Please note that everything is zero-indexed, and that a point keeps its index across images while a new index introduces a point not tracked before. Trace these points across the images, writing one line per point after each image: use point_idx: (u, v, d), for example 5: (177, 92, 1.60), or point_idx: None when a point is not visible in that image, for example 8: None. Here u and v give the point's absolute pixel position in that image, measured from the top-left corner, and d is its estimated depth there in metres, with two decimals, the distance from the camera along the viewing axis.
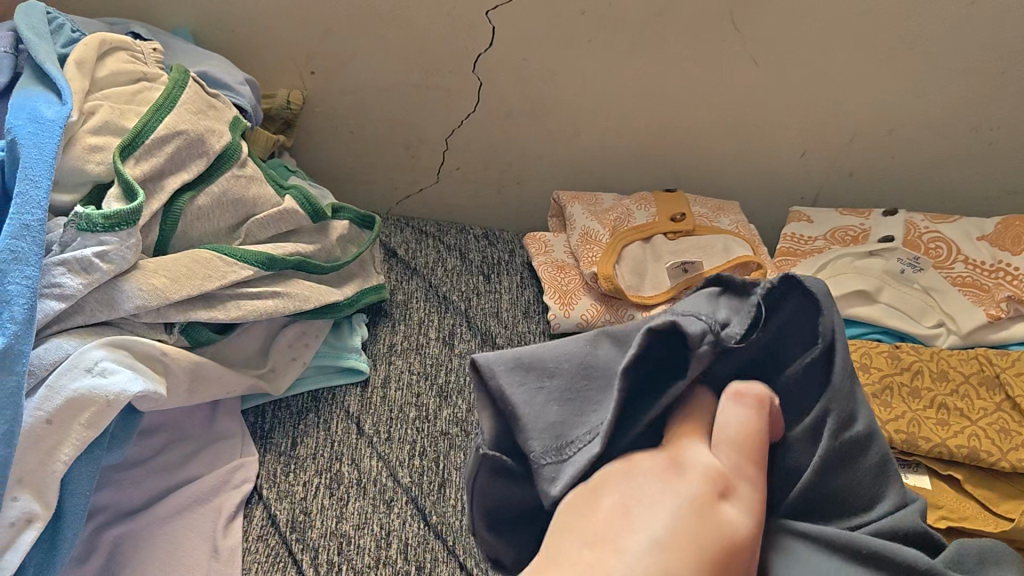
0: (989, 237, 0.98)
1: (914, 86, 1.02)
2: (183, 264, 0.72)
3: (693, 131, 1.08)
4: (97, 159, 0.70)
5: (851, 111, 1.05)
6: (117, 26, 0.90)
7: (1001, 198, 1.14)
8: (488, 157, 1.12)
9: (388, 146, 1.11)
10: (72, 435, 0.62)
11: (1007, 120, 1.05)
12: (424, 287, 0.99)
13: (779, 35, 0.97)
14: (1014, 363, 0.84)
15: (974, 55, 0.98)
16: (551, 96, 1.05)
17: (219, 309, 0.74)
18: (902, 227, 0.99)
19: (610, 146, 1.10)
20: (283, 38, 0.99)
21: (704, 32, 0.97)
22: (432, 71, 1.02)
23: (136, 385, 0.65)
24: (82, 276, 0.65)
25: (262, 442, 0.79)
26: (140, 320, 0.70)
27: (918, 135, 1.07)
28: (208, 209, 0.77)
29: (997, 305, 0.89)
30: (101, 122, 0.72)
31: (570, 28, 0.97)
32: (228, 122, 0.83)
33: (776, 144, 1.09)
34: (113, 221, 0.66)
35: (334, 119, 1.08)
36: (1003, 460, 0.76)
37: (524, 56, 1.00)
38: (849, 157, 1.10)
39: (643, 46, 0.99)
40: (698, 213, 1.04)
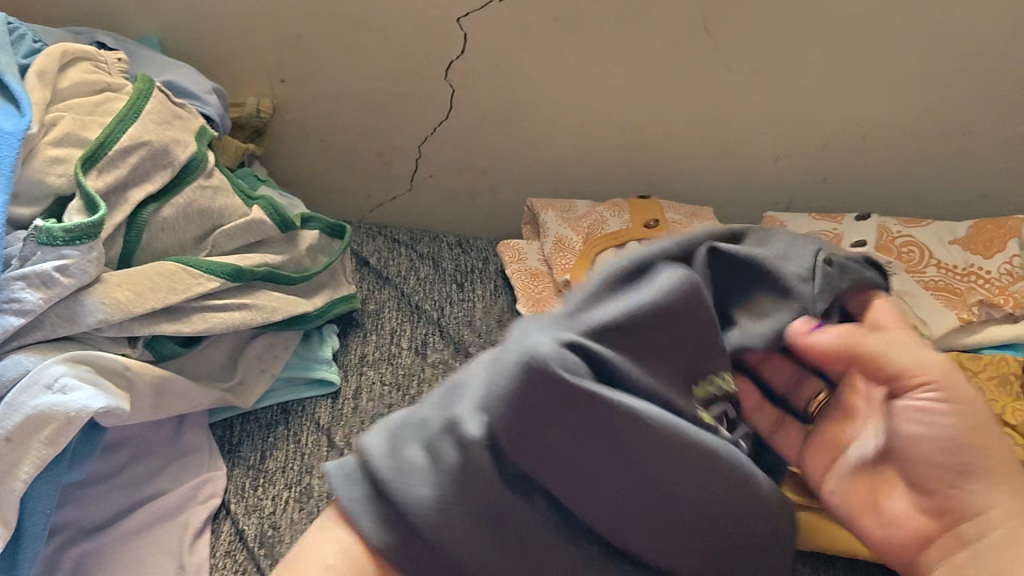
0: (961, 240, 0.97)
1: (886, 91, 1.02)
2: (147, 277, 0.71)
3: (666, 137, 1.08)
4: (58, 170, 0.69)
5: (823, 116, 1.05)
6: (82, 35, 0.89)
7: (972, 202, 1.14)
8: (461, 165, 1.12)
9: (359, 154, 1.10)
10: (32, 453, 0.61)
11: (979, 124, 1.05)
12: (396, 295, 0.98)
13: (750, 41, 0.97)
14: (986, 366, 0.84)
15: (944, 61, 0.99)
16: (523, 103, 1.04)
17: (184, 322, 0.74)
18: (875, 232, 0.99)
19: (584, 152, 1.10)
20: (254, 46, 0.99)
21: (676, 38, 0.97)
22: (404, 78, 1.02)
23: (97, 401, 0.63)
24: (43, 291, 0.64)
25: (230, 457, 0.78)
26: (103, 335, 0.69)
27: (890, 140, 1.07)
28: (174, 220, 0.76)
29: (969, 309, 0.89)
30: (62, 134, 0.71)
31: (543, 34, 0.97)
32: (194, 131, 0.82)
33: (748, 149, 1.09)
34: (73, 234, 0.65)
35: (305, 126, 1.07)
36: None
37: (497, 62, 1.00)
38: (821, 163, 1.10)
39: (616, 52, 0.99)
40: (672, 220, 1.03)
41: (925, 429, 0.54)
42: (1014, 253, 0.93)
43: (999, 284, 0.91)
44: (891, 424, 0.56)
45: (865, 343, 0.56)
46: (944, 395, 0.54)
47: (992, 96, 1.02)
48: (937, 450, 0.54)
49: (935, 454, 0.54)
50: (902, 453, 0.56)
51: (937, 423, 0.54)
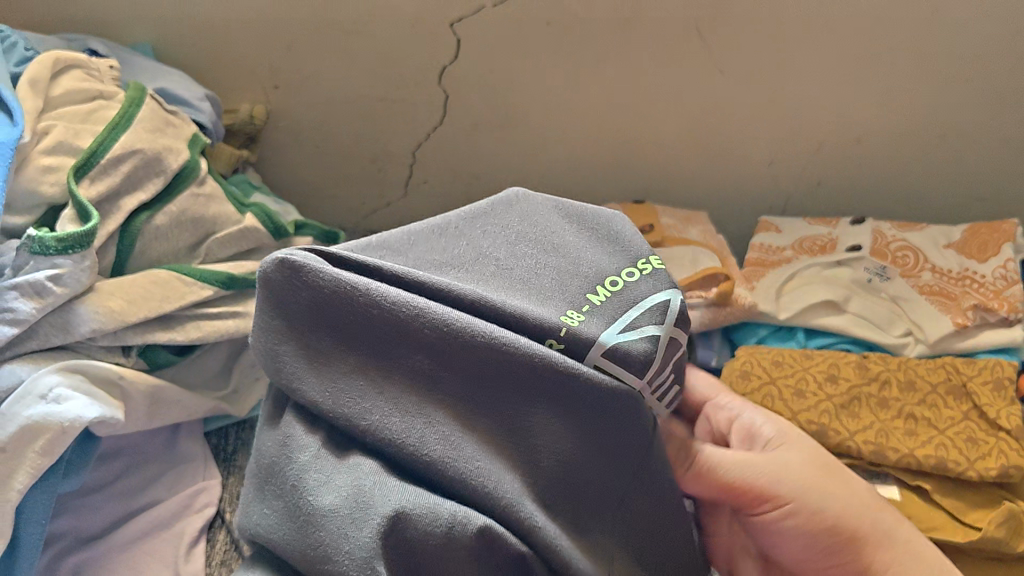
0: (956, 245, 0.97)
1: (879, 95, 1.02)
2: (141, 285, 0.71)
3: (660, 142, 1.08)
4: (51, 179, 0.69)
5: (816, 120, 1.05)
6: (74, 42, 0.89)
7: (965, 205, 1.14)
8: (456, 171, 1.11)
9: (353, 160, 1.10)
10: (26, 463, 0.61)
11: (973, 127, 1.05)
12: None
13: (743, 45, 0.97)
14: (980, 370, 0.85)
15: (937, 65, 0.99)
16: (517, 108, 1.04)
17: (177, 331, 0.73)
18: (870, 236, 0.99)
19: (578, 157, 1.10)
20: (247, 52, 0.98)
21: (669, 43, 0.97)
22: (397, 84, 1.02)
23: (92, 410, 0.63)
24: (36, 301, 0.64)
25: (225, 465, 0.78)
26: (97, 344, 0.69)
27: (885, 143, 1.07)
28: (167, 228, 0.75)
29: (964, 314, 0.89)
30: (55, 142, 0.71)
31: (536, 38, 0.97)
32: (187, 139, 0.81)
33: (743, 154, 1.09)
34: (66, 243, 0.65)
35: (299, 132, 1.07)
36: (970, 470, 0.78)
37: (491, 67, 1.00)
38: (816, 166, 1.10)
39: (610, 58, 0.99)
40: (666, 224, 1.03)
41: (801, 536, 0.66)
42: (1009, 257, 0.92)
43: (993, 288, 0.91)
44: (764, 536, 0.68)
45: (717, 472, 0.67)
46: (784, 501, 0.66)
47: (986, 99, 1.02)
48: (819, 542, 0.65)
49: (807, 549, 0.66)
50: (792, 560, 0.68)
51: (795, 530, 0.66)
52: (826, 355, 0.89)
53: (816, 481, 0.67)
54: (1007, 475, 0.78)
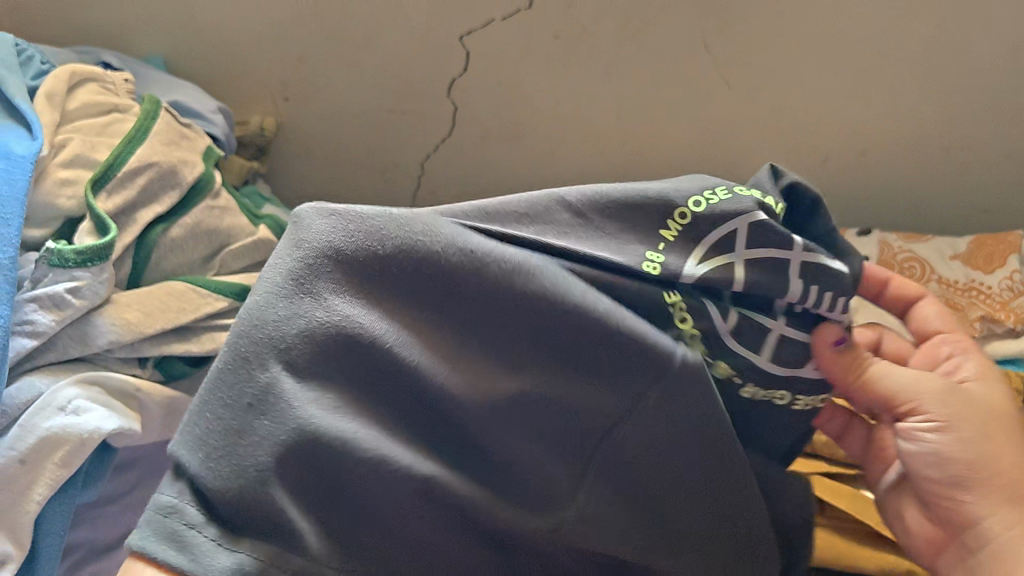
0: (962, 255, 0.97)
1: (885, 107, 1.03)
2: (157, 297, 0.71)
3: (667, 153, 1.09)
4: (68, 193, 0.70)
5: (822, 133, 1.06)
6: (87, 55, 0.90)
7: (972, 218, 1.14)
8: (464, 182, 1.12)
9: (362, 172, 1.11)
10: (45, 474, 0.61)
11: (978, 140, 1.06)
12: None
13: (750, 57, 0.98)
14: None
15: (943, 77, 1.00)
16: (526, 120, 1.05)
17: (192, 342, 0.74)
18: (876, 247, 1.00)
19: (585, 169, 1.10)
20: (258, 64, 0.99)
21: (677, 55, 0.98)
22: (406, 96, 1.02)
23: (110, 422, 0.63)
24: (55, 313, 0.65)
25: None
26: (114, 355, 0.69)
27: (890, 156, 1.08)
28: (182, 240, 0.76)
29: (973, 325, 0.91)
30: (73, 155, 0.72)
31: (545, 51, 0.98)
32: (201, 151, 0.82)
33: (750, 165, 1.10)
34: (85, 256, 0.66)
35: (308, 144, 1.07)
36: None
37: (499, 79, 1.01)
38: (822, 178, 1.11)
39: (618, 70, 1.00)
40: None
41: (919, 447, 0.58)
42: (1015, 268, 0.94)
43: (999, 299, 0.92)
44: (901, 447, 0.60)
45: (882, 379, 0.59)
46: (948, 424, 0.57)
47: (992, 112, 1.03)
48: (932, 465, 0.58)
49: (934, 469, 0.58)
50: (911, 476, 0.60)
51: (935, 449, 0.57)
52: None
53: (983, 421, 0.58)
54: None
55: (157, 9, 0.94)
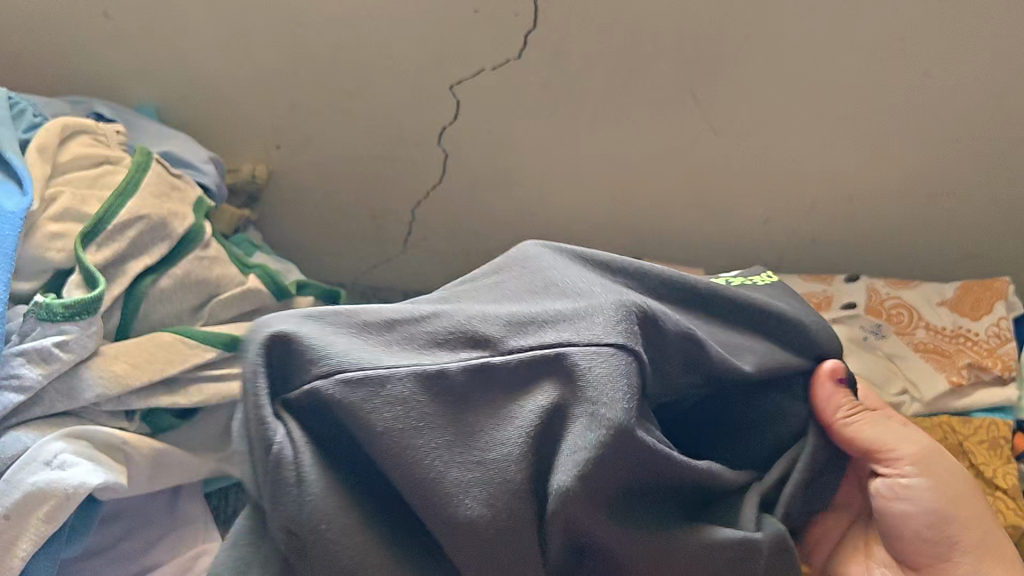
0: (950, 302, 0.98)
1: (870, 155, 1.04)
2: (146, 348, 0.72)
3: (656, 200, 1.09)
4: (58, 246, 0.70)
5: (809, 180, 1.07)
6: (79, 106, 0.90)
7: (958, 263, 1.15)
8: (455, 228, 1.13)
9: (354, 218, 1.11)
10: (30, 529, 0.61)
11: (963, 187, 1.07)
12: None
13: (738, 107, 0.99)
14: (975, 430, 0.86)
15: (928, 125, 1.01)
16: (516, 167, 1.06)
17: (181, 395, 0.74)
18: (865, 293, 1.00)
19: (576, 216, 1.11)
20: (250, 113, 1.00)
21: (665, 105, 0.99)
22: (397, 144, 1.03)
23: (95, 477, 0.64)
24: (42, 367, 0.65)
25: (225, 526, 0.78)
26: (101, 409, 0.69)
27: (877, 202, 1.09)
28: (171, 292, 0.76)
29: (959, 372, 0.91)
30: (62, 209, 0.72)
31: (534, 100, 0.99)
32: (192, 203, 0.82)
33: (739, 212, 1.11)
34: (73, 310, 0.66)
35: (300, 191, 1.08)
36: None
37: (489, 128, 1.02)
38: (809, 224, 1.12)
39: (606, 118, 1.01)
40: None
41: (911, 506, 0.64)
42: (1001, 315, 0.93)
43: (986, 347, 0.92)
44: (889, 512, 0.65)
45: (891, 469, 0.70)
46: (919, 473, 0.65)
47: (976, 160, 1.04)
48: (928, 526, 0.64)
49: (927, 528, 0.64)
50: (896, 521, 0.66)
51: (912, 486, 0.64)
52: None
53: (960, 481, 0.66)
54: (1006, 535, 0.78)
55: (151, 59, 0.94)
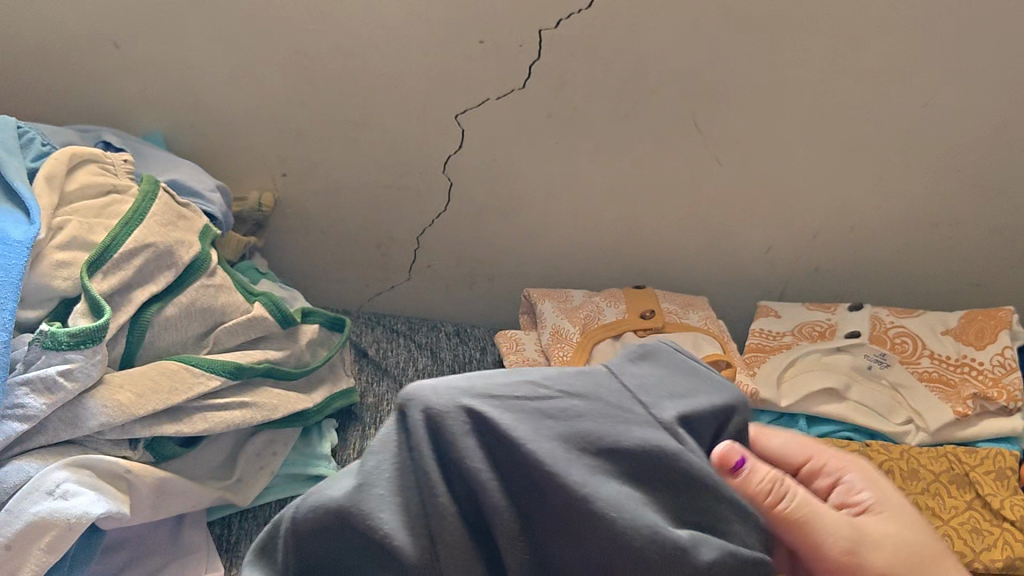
0: (954, 330, 0.99)
1: (873, 185, 1.04)
2: (149, 376, 0.72)
3: (661, 228, 1.10)
4: (64, 274, 0.70)
5: (813, 209, 1.07)
6: (87, 134, 0.91)
7: (962, 290, 1.15)
8: (460, 256, 1.13)
9: (359, 246, 1.12)
10: (31, 559, 0.61)
11: (966, 216, 1.07)
12: (394, 387, 0.98)
13: (741, 137, 1.00)
14: (981, 460, 0.86)
15: (930, 155, 1.01)
16: (520, 197, 1.06)
17: (185, 422, 0.74)
18: (869, 322, 1.00)
19: (579, 244, 1.11)
20: (257, 143, 1.01)
21: (669, 134, 1.00)
22: (403, 172, 1.04)
23: (98, 506, 0.64)
24: (46, 396, 0.65)
25: (228, 557, 0.77)
26: (105, 437, 0.69)
27: (881, 231, 1.09)
28: (176, 319, 0.76)
29: (964, 403, 0.90)
30: (70, 237, 0.72)
31: (538, 130, 0.99)
32: (198, 231, 0.83)
33: (743, 240, 1.11)
34: (79, 338, 0.66)
35: (305, 218, 1.08)
36: (975, 561, 0.77)
37: (494, 157, 1.02)
38: (813, 253, 1.12)
39: (610, 146, 1.01)
40: (667, 309, 1.04)
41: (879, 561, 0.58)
42: (1005, 344, 0.93)
43: (991, 375, 0.92)
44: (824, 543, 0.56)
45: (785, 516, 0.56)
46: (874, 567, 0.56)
47: (978, 189, 1.04)
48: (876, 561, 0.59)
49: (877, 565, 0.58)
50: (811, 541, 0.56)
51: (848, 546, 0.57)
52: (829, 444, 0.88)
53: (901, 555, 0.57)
54: (1014, 567, 0.77)
55: (159, 89, 0.95)
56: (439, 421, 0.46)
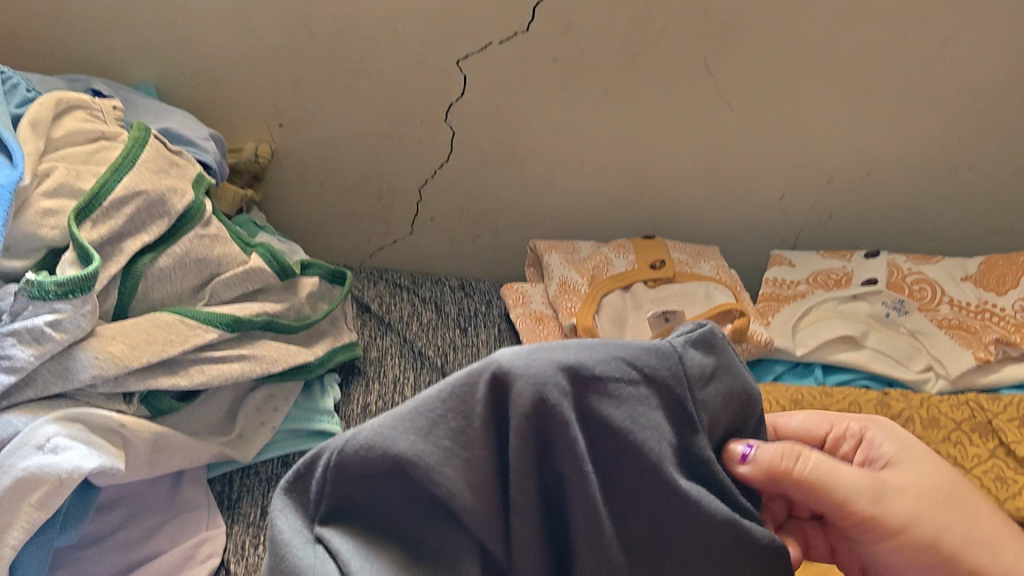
0: (973, 277, 0.96)
1: (890, 128, 1.01)
2: (143, 329, 0.69)
3: (670, 175, 1.06)
4: (51, 223, 0.67)
5: (828, 154, 1.04)
6: (76, 83, 0.88)
7: (978, 237, 1.12)
8: (463, 208, 1.10)
9: (360, 199, 1.08)
10: (22, 516, 0.59)
11: (986, 159, 1.04)
12: (398, 341, 0.95)
13: (754, 79, 0.96)
14: (1006, 407, 0.83)
15: (950, 96, 0.98)
16: (525, 145, 1.03)
17: (181, 375, 0.71)
18: (886, 269, 0.97)
19: (586, 193, 1.08)
20: (252, 92, 0.97)
21: (679, 77, 0.96)
22: (404, 121, 1.00)
23: (90, 461, 0.61)
24: (34, 347, 0.62)
25: (229, 513, 0.75)
26: (98, 391, 0.67)
27: (897, 176, 1.06)
28: (170, 270, 0.74)
29: (986, 348, 0.87)
30: (56, 184, 0.69)
31: (544, 74, 0.96)
32: (191, 179, 0.80)
33: (756, 187, 1.08)
34: (66, 288, 0.63)
35: (303, 170, 1.05)
36: (1000, 509, 0.75)
37: (498, 103, 0.99)
38: (827, 200, 1.09)
39: (618, 91, 0.98)
40: (678, 260, 1.01)
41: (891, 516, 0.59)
42: None
43: (1014, 321, 0.89)
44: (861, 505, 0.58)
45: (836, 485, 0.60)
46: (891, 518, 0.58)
47: (998, 130, 1.01)
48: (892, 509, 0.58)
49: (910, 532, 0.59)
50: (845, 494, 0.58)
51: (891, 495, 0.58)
52: (847, 392, 0.85)
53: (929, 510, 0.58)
54: None
55: (149, 35, 0.92)
56: (548, 402, 0.46)
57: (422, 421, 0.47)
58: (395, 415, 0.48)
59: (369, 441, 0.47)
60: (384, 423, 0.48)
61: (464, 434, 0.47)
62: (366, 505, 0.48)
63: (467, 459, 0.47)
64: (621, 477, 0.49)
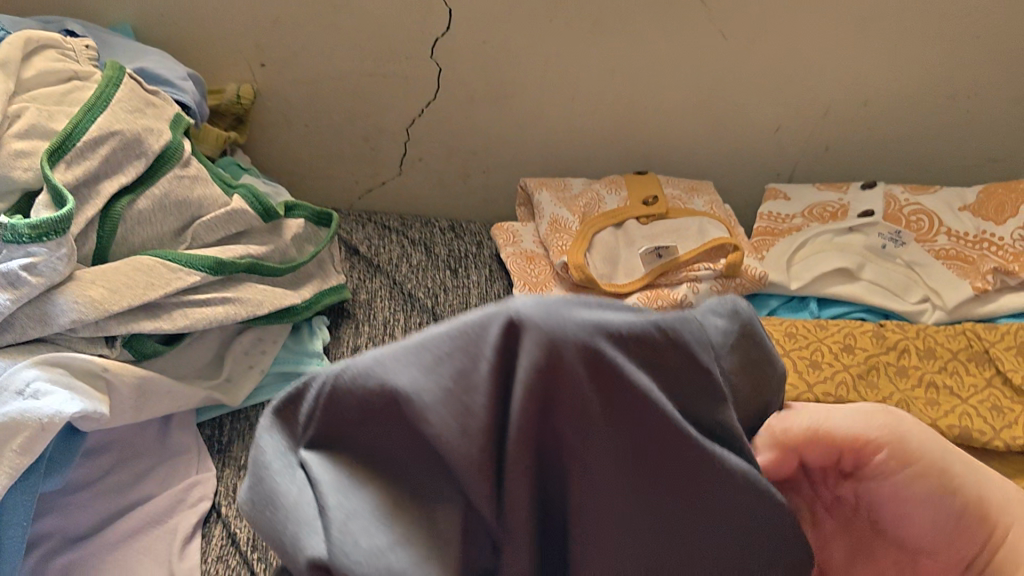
0: (972, 206, 0.94)
1: (888, 56, 0.98)
2: (124, 273, 0.68)
3: (662, 109, 1.04)
4: (24, 164, 0.66)
5: (824, 83, 1.01)
6: (50, 24, 0.85)
7: (978, 167, 1.10)
8: (452, 147, 1.08)
9: (346, 139, 1.06)
10: (5, 463, 0.57)
11: (986, 86, 1.01)
12: (388, 283, 0.94)
13: (748, 7, 0.93)
14: (1002, 336, 0.82)
15: (949, 21, 0.95)
16: (513, 81, 1.01)
17: (164, 319, 0.70)
18: (882, 201, 0.95)
19: (577, 129, 1.06)
20: (232, 31, 0.95)
21: (671, 7, 0.93)
22: (389, 58, 0.98)
23: (72, 406, 0.60)
24: (10, 291, 0.61)
25: (219, 457, 0.74)
26: (78, 335, 0.66)
27: (895, 106, 1.04)
28: (150, 213, 0.72)
29: (984, 278, 0.86)
30: (28, 126, 0.68)
31: (531, 6, 0.93)
32: (169, 120, 0.78)
33: (750, 120, 1.05)
34: (40, 231, 0.62)
35: (288, 111, 1.03)
36: (996, 438, 0.74)
37: (485, 37, 0.96)
38: (823, 131, 1.07)
39: (608, 22, 0.95)
40: (671, 195, 1.00)
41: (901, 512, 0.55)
42: None
43: (1012, 251, 0.88)
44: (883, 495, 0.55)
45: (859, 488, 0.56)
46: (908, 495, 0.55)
47: (999, 56, 0.98)
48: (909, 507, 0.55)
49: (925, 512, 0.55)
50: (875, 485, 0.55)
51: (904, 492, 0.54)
52: (842, 325, 0.84)
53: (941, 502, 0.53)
54: None
55: None
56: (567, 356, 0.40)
57: (433, 362, 0.41)
58: (399, 349, 0.42)
59: (366, 370, 0.41)
60: (384, 355, 0.42)
61: (466, 379, 0.40)
62: (354, 454, 0.42)
63: (464, 409, 0.40)
64: (644, 444, 0.42)
